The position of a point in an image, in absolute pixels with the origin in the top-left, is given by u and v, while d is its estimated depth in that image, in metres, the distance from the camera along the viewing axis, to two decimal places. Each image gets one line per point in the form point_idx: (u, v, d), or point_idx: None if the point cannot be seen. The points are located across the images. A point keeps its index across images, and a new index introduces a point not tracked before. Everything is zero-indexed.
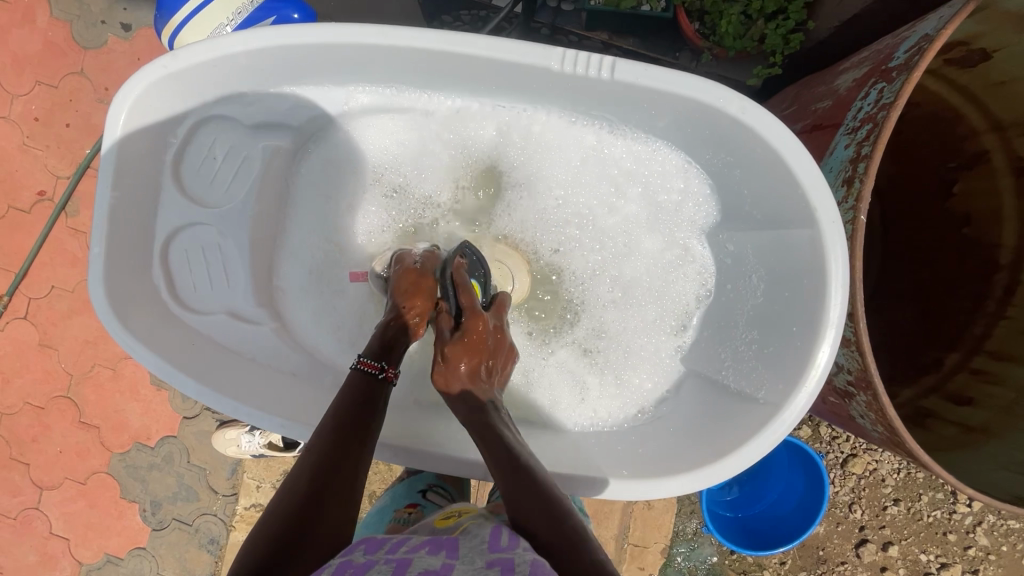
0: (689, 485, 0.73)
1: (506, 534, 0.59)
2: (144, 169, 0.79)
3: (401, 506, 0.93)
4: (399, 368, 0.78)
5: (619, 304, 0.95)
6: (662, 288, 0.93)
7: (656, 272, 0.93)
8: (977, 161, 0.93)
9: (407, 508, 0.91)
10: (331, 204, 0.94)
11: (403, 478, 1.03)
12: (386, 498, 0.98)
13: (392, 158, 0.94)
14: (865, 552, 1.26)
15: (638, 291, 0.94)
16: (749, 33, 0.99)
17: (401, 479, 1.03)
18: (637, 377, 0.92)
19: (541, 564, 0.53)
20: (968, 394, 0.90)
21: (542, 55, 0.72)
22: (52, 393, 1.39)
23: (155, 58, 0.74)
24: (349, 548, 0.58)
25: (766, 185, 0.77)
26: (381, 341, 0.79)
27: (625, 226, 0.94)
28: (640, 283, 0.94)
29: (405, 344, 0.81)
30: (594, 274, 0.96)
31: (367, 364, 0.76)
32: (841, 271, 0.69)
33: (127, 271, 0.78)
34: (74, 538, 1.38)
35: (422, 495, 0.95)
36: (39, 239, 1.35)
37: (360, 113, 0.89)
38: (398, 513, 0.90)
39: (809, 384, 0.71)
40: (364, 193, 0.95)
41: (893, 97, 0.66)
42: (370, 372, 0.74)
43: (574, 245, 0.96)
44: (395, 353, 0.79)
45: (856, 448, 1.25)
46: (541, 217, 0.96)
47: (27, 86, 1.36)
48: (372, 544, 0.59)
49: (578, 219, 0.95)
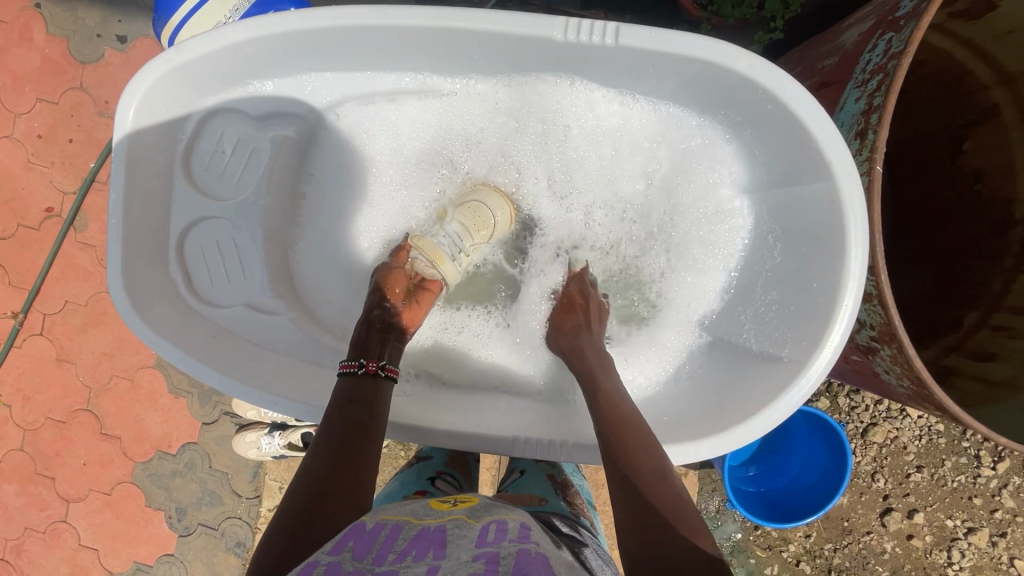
0: (718, 449, 0.73)
1: (493, 531, 0.57)
2: (154, 164, 0.80)
3: (409, 492, 0.90)
4: (381, 360, 0.78)
5: (644, 279, 0.96)
6: (694, 259, 0.92)
7: (680, 242, 0.93)
8: (986, 116, 0.91)
9: (415, 494, 0.89)
10: (349, 193, 0.95)
11: (410, 463, 1.01)
12: (394, 485, 0.95)
13: (410, 150, 0.96)
14: (891, 521, 1.25)
15: (665, 262, 0.94)
16: (748, 0, 0.97)
17: (408, 464, 1.01)
18: (664, 338, 0.91)
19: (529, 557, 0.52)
20: (989, 350, 0.89)
21: (544, 26, 0.72)
22: (73, 407, 1.40)
23: (160, 53, 0.74)
24: (340, 543, 0.56)
25: (779, 143, 0.76)
26: (356, 342, 0.80)
27: (649, 200, 0.95)
28: (667, 257, 0.94)
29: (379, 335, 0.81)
30: (618, 252, 0.97)
31: (348, 366, 0.77)
32: (860, 223, 0.69)
33: (143, 268, 0.79)
34: (104, 548, 1.40)
35: (431, 482, 0.93)
36: (50, 255, 1.36)
37: (377, 101, 0.90)
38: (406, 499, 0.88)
39: (834, 340, 0.71)
40: (388, 179, 0.97)
41: (903, 46, 0.65)
42: (351, 372, 0.76)
43: (596, 222, 0.97)
44: (371, 348, 0.79)
45: (876, 416, 1.24)
46: (562, 193, 0.97)
47: (28, 104, 1.37)
48: (363, 539, 0.56)
49: (597, 198, 0.97)
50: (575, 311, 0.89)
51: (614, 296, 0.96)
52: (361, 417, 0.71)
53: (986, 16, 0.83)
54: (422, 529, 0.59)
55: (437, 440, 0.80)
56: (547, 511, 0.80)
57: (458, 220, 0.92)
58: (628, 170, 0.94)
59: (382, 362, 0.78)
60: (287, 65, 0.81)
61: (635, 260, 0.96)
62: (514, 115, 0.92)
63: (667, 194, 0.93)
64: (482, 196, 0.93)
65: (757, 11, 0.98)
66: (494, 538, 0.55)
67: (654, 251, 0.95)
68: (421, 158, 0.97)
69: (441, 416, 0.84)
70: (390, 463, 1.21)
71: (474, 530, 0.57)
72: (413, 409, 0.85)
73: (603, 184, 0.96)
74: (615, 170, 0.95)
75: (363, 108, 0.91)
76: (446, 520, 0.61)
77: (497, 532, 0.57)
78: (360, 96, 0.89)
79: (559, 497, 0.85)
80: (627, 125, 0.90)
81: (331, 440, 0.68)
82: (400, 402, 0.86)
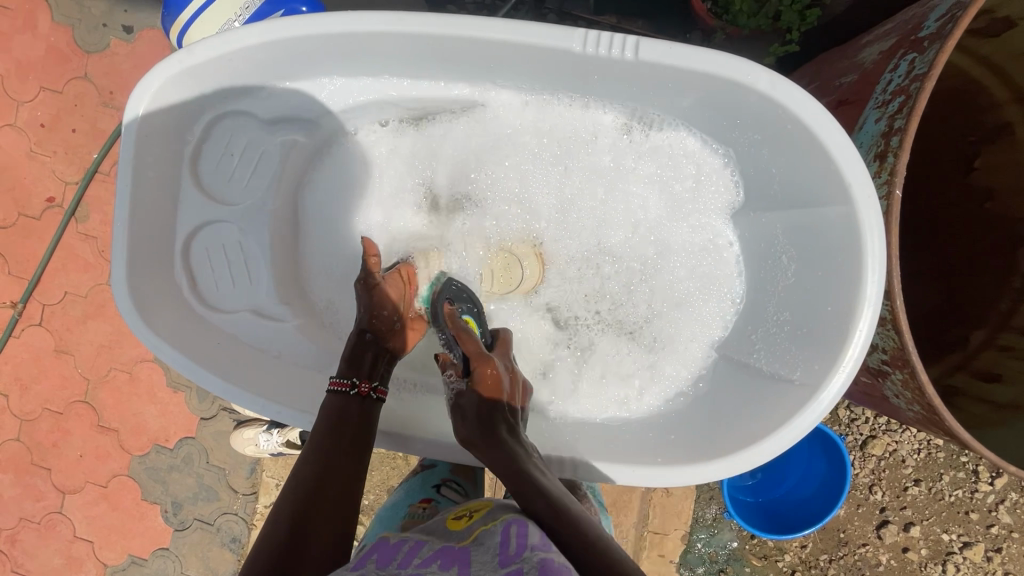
0: (725, 471, 0.72)
1: (515, 536, 0.56)
2: (162, 166, 0.78)
3: (415, 501, 0.91)
4: (374, 380, 0.78)
5: (646, 308, 0.95)
6: (695, 286, 0.93)
7: (683, 269, 0.93)
8: (1001, 134, 0.90)
9: (422, 503, 0.90)
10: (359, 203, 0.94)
11: (415, 471, 1.01)
12: (399, 493, 0.95)
13: (404, 163, 0.94)
14: (887, 534, 1.25)
15: (663, 292, 0.95)
16: (764, 12, 0.96)
17: (413, 473, 1.00)
18: (672, 362, 0.91)
19: (552, 565, 0.51)
20: (996, 370, 0.89)
21: (562, 36, 0.70)
22: (70, 399, 1.39)
23: (171, 54, 0.73)
24: (360, 560, 0.58)
25: (795, 161, 0.75)
26: (350, 358, 0.79)
27: (648, 228, 0.95)
28: (668, 284, 0.94)
29: (373, 353, 0.80)
30: (618, 282, 0.97)
31: (339, 384, 0.76)
32: (878, 248, 0.68)
33: (148, 270, 0.78)
34: (98, 540, 1.39)
35: (437, 490, 0.93)
36: (51, 246, 1.35)
37: (386, 109, 0.89)
38: (412, 509, 0.89)
39: (845, 364, 0.70)
40: (391, 189, 0.95)
41: (926, 68, 0.64)
42: (343, 390, 0.75)
43: (597, 251, 0.97)
44: (365, 367, 0.79)
45: (875, 429, 1.24)
46: (562, 223, 0.97)
47: (32, 92, 1.36)
48: (385, 553, 0.59)
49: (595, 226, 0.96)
50: (492, 400, 0.71)
51: (617, 327, 0.96)
52: (356, 439, 0.72)
53: (1006, 34, 0.82)
54: (446, 546, 0.59)
55: (426, 449, 0.81)
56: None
57: (490, 263, 0.98)
58: (627, 197, 0.94)
59: (374, 383, 0.78)
60: (301, 68, 0.80)
61: (633, 289, 0.96)
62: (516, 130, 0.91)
63: (661, 220, 0.94)
64: (522, 253, 0.98)
65: (773, 22, 0.97)
66: (518, 543, 0.55)
67: (652, 279, 0.95)
68: (413, 173, 0.95)
69: (430, 423, 0.84)
70: (388, 464, 1.21)
71: (498, 539, 0.57)
72: (405, 417, 0.86)
73: (600, 203, 0.95)
74: (614, 198, 0.95)
75: (368, 115, 0.90)
76: (471, 539, 0.60)
77: (518, 538, 0.56)
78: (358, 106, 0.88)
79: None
80: (631, 150, 0.90)
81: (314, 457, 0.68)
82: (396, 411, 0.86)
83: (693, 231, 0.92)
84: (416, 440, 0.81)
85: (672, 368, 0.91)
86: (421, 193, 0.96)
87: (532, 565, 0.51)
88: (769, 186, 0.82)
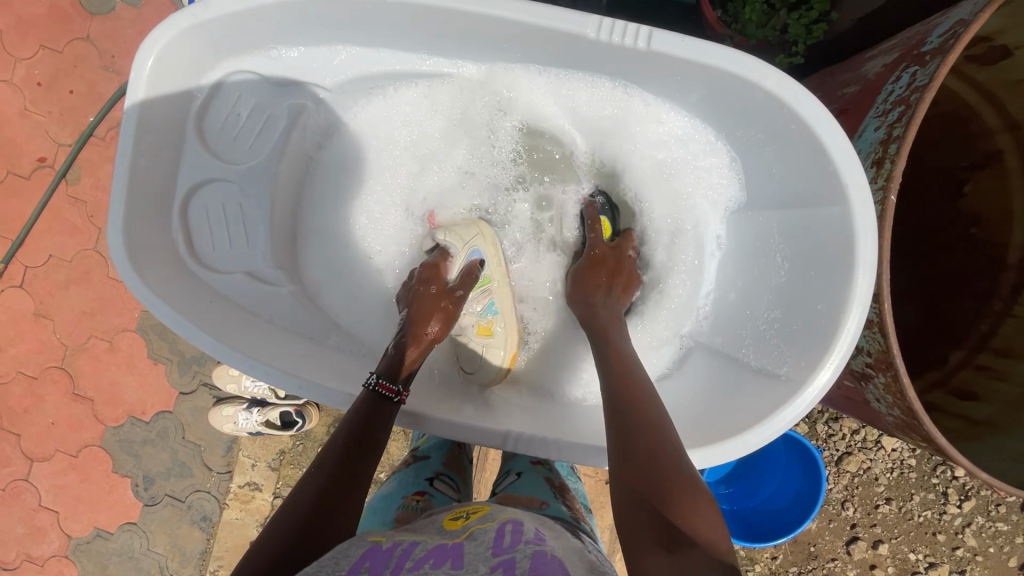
0: (705, 460, 0.73)
1: (508, 534, 0.58)
2: (167, 120, 0.78)
3: (409, 493, 0.89)
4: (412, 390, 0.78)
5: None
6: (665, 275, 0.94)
7: (657, 254, 0.95)
8: (990, 160, 0.93)
9: (415, 495, 0.88)
10: (367, 171, 0.94)
11: (407, 462, 1.00)
12: (392, 484, 0.94)
13: (415, 138, 0.95)
14: (856, 550, 1.27)
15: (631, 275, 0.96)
16: (773, 22, 0.98)
17: (406, 463, 1.00)
18: (648, 341, 0.93)
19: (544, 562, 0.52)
20: (972, 389, 0.91)
21: (577, 22, 0.72)
22: (46, 363, 1.36)
23: (185, 6, 0.73)
24: (355, 564, 0.54)
25: (795, 163, 0.77)
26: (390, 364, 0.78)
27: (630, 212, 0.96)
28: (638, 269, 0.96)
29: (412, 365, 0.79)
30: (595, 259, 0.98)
31: (385, 387, 0.75)
32: (871, 248, 0.69)
33: (145, 222, 0.77)
34: (64, 511, 1.36)
35: (430, 483, 0.92)
36: (39, 207, 1.32)
37: (410, 80, 0.89)
38: (406, 500, 0.87)
39: (832, 362, 0.71)
40: (400, 154, 0.95)
41: (927, 80, 0.66)
42: (386, 396, 0.74)
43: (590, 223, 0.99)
44: (406, 375, 0.78)
45: (851, 446, 1.26)
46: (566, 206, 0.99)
47: (31, 50, 1.33)
48: (379, 561, 0.55)
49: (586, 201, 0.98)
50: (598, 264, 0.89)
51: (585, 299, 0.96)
52: (369, 437, 0.71)
53: (1001, 62, 0.84)
54: (438, 545, 0.59)
55: (437, 429, 0.78)
56: (549, 514, 0.75)
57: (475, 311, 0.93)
58: (631, 168, 0.95)
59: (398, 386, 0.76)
60: (312, 32, 0.80)
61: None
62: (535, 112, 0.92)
63: (658, 200, 0.94)
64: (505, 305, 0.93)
65: (780, 35, 1.00)
66: (510, 542, 0.56)
67: (626, 260, 0.97)
68: (428, 147, 0.96)
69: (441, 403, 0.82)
70: None
71: (491, 535, 0.58)
72: (413, 395, 0.83)
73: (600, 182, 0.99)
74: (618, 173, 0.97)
75: (384, 88, 0.90)
76: (463, 535, 0.60)
77: (512, 534, 0.58)
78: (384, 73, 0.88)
79: (560, 503, 0.81)
80: (626, 131, 0.91)
81: (335, 457, 0.68)
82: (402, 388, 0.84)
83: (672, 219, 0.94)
84: (425, 418, 0.78)
85: (648, 348, 0.92)
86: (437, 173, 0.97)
87: (526, 554, 0.53)
88: (769, 185, 0.84)
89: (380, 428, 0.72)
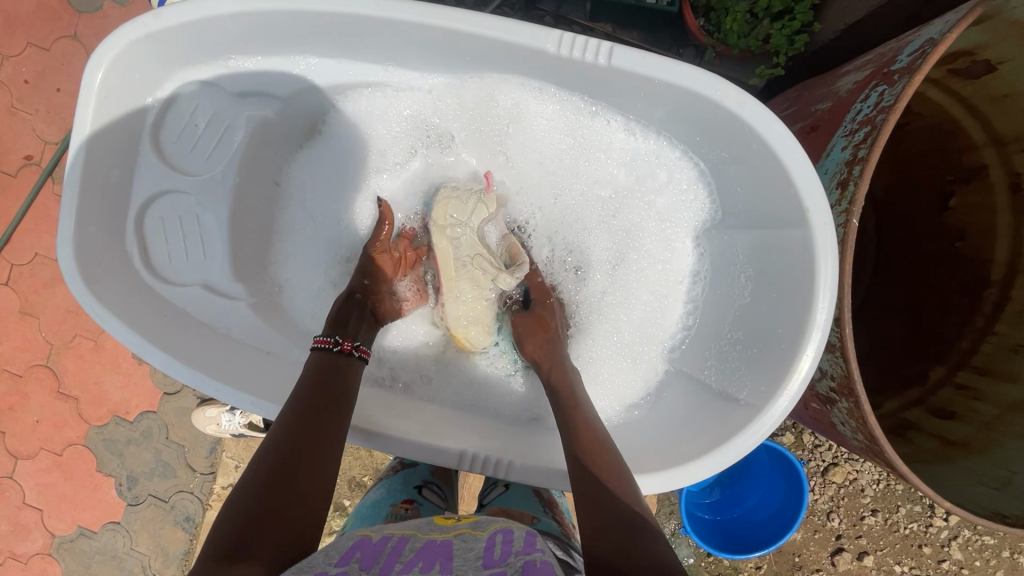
0: (664, 484, 0.72)
1: (500, 546, 0.54)
2: (121, 130, 0.77)
3: (397, 502, 0.87)
4: (356, 341, 0.79)
5: (602, 309, 0.94)
6: (645, 299, 0.92)
7: (643, 273, 0.92)
8: (975, 175, 0.91)
9: (403, 503, 0.86)
10: (348, 181, 0.94)
11: (395, 470, 0.98)
12: (380, 493, 0.91)
13: (392, 149, 0.93)
14: (840, 561, 1.26)
15: (611, 297, 0.94)
16: (755, 32, 0.96)
17: (394, 471, 0.98)
18: (631, 359, 0.91)
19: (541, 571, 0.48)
20: (951, 408, 0.90)
21: (538, 37, 0.71)
22: (31, 362, 1.36)
23: (138, 16, 0.72)
24: (345, 556, 0.53)
25: (758, 183, 0.76)
26: (336, 316, 0.81)
27: (612, 231, 0.94)
28: (619, 292, 0.93)
29: (358, 319, 0.82)
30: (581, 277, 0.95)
31: (323, 340, 0.77)
32: (830, 273, 0.68)
33: (98, 235, 0.76)
34: (47, 509, 1.36)
35: (418, 492, 0.91)
36: (24, 205, 1.32)
37: (382, 91, 0.88)
38: (394, 509, 0.85)
39: (790, 389, 0.71)
40: (378, 164, 0.94)
41: (893, 101, 0.64)
42: (325, 347, 0.76)
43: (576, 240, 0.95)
44: (348, 326, 0.80)
45: (837, 457, 1.24)
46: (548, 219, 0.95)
47: (17, 47, 1.32)
48: (370, 552, 0.54)
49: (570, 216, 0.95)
50: (540, 319, 0.87)
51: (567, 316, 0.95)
52: (322, 412, 0.68)
53: (986, 76, 0.81)
54: (429, 542, 0.56)
55: (397, 448, 0.77)
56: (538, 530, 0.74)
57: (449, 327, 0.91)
58: (611, 183, 0.92)
59: (357, 343, 0.79)
60: (274, 43, 0.79)
61: (590, 285, 0.95)
62: (521, 126, 0.89)
63: (638, 217, 0.92)
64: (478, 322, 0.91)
65: (762, 44, 0.98)
66: (501, 553, 0.52)
67: (609, 276, 0.94)
68: (405, 156, 0.94)
69: (403, 422, 0.81)
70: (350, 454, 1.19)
71: (482, 543, 0.55)
72: (385, 412, 0.83)
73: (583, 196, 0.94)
74: (600, 187, 0.93)
75: (368, 97, 0.89)
76: (452, 533, 0.58)
77: (503, 545, 0.54)
78: (367, 80, 0.87)
79: (550, 516, 0.80)
80: (601, 147, 0.89)
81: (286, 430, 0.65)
82: (368, 404, 0.84)
83: (655, 240, 0.91)
84: (384, 437, 0.77)
85: (634, 366, 0.90)
86: (417, 182, 0.96)
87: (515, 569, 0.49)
88: (735, 204, 0.83)
89: (334, 397, 0.70)
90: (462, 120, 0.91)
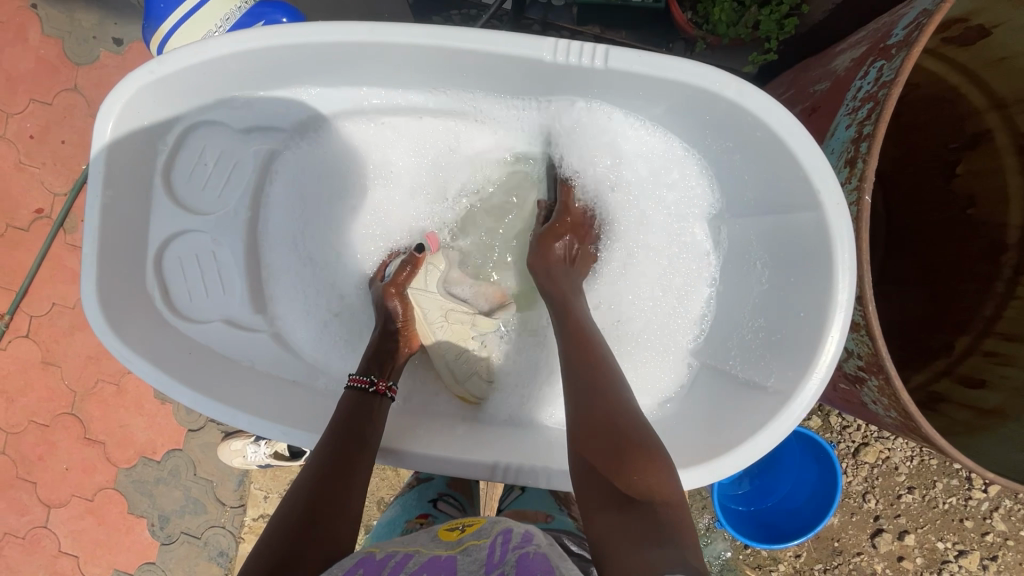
0: (701, 479, 0.72)
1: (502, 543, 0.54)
2: (135, 175, 0.79)
3: (412, 516, 0.87)
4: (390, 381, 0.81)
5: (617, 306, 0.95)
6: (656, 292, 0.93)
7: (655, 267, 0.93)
8: (980, 140, 0.90)
9: (419, 518, 0.86)
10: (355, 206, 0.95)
11: (409, 486, 0.98)
12: (396, 510, 0.92)
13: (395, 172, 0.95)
14: (881, 543, 1.23)
15: (622, 293, 0.95)
16: (743, 20, 0.97)
17: (408, 487, 0.98)
18: (652, 354, 0.91)
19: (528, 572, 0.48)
20: (980, 376, 0.88)
21: (532, 46, 0.72)
22: (57, 411, 1.38)
23: (142, 64, 0.74)
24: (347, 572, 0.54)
25: (765, 169, 0.76)
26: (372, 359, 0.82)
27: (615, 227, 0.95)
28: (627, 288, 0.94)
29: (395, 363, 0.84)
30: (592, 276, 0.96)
31: (359, 380, 0.79)
32: (847, 252, 0.68)
33: (117, 281, 0.78)
34: (83, 555, 1.37)
35: (434, 505, 0.91)
36: (39, 257, 1.34)
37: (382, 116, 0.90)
38: (410, 524, 0.85)
39: (819, 373, 0.70)
40: (383, 188, 0.96)
41: (893, 75, 0.64)
42: (362, 387, 0.78)
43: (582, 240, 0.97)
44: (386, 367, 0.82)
45: (867, 437, 1.23)
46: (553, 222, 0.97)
47: (21, 104, 1.36)
48: (373, 567, 0.55)
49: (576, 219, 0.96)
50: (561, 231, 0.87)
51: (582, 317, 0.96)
52: (352, 448, 0.70)
53: (980, 41, 0.81)
54: (432, 557, 0.57)
55: (422, 465, 0.77)
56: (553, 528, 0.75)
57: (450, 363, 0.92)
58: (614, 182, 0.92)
59: (389, 382, 0.81)
60: (274, 78, 0.81)
61: (601, 288, 0.96)
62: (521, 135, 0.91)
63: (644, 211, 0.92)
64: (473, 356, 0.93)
65: (752, 31, 0.98)
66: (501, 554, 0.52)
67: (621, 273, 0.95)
68: (410, 177, 0.96)
69: (430, 439, 0.81)
70: (378, 475, 1.19)
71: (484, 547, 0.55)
72: (417, 435, 0.82)
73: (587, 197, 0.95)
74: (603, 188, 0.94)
75: (368, 122, 0.91)
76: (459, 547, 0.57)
77: (503, 546, 0.54)
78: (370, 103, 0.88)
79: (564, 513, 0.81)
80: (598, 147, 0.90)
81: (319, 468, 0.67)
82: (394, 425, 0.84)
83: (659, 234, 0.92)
84: (407, 455, 0.78)
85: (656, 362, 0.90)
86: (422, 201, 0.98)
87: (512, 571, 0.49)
88: (745, 191, 0.83)
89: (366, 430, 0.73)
90: (461, 136, 0.93)
